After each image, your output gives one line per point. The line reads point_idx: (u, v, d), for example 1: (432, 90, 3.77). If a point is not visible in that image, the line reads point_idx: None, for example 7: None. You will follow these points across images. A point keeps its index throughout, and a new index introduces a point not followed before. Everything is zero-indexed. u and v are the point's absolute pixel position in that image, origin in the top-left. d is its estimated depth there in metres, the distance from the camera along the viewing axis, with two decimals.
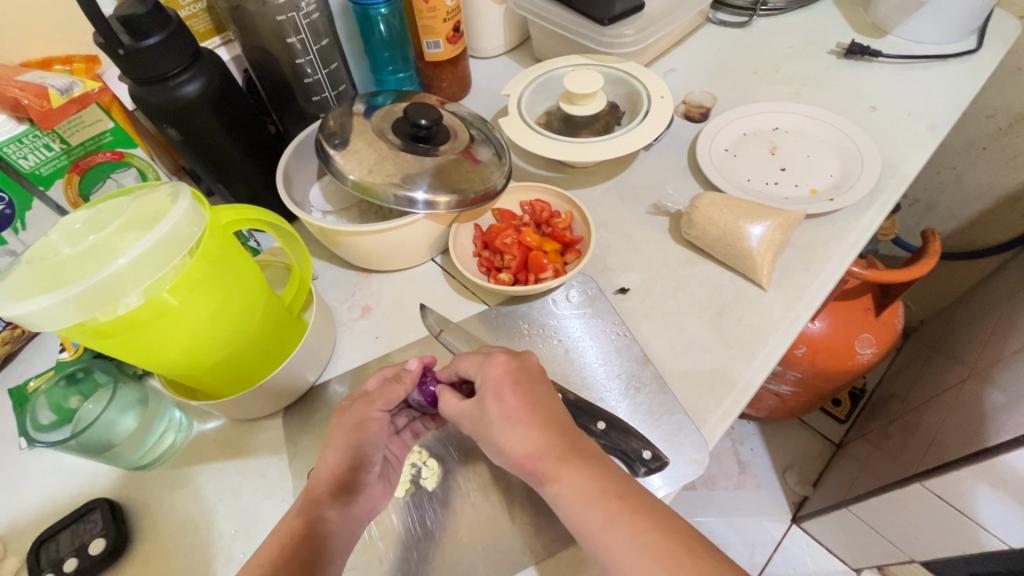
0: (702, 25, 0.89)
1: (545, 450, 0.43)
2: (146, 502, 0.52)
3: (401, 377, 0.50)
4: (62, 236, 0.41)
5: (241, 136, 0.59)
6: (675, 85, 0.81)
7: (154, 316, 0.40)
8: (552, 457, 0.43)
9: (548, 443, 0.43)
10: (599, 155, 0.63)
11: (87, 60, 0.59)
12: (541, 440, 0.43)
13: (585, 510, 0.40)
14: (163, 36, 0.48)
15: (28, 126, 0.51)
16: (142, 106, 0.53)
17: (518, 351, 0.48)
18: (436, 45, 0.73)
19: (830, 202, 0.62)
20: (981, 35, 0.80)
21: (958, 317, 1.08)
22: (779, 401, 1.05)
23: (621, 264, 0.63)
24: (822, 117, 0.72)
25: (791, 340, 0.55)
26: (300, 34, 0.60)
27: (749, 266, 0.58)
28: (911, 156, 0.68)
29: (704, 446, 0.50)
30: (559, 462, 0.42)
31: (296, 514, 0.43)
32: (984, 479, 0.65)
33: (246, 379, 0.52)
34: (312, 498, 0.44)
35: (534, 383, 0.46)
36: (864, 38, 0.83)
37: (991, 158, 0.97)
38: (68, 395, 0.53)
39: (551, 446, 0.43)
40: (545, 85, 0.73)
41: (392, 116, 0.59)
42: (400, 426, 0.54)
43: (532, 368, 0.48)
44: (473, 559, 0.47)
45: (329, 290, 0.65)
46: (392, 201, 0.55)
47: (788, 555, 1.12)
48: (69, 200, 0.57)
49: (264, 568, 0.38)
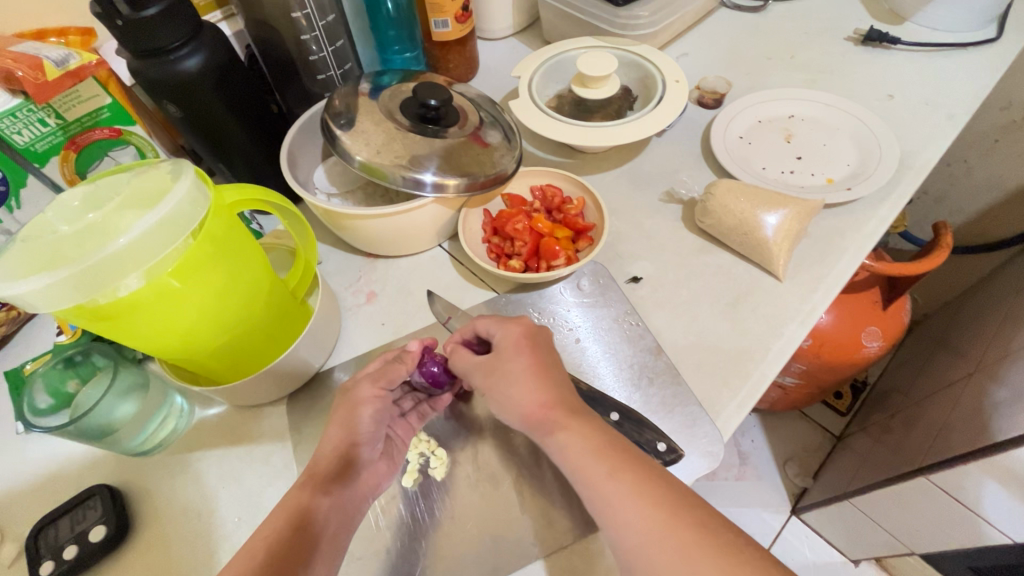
0: (716, 9, 0.87)
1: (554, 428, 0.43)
2: (147, 489, 0.51)
3: (402, 357, 0.50)
4: (58, 213, 0.39)
5: (243, 113, 0.57)
6: (688, 69, 0.79)
7: (156, 299, 0.38)
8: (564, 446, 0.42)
9: (562, 434, 0.42)
10: (613, 140, 0.61)
11: (83, 32, 0.57)
12: (554, 429, 0.42)
13: (599, 500, 0.39)
14: (162, 6, 0.46)
15: (22, 99, 0.49)
16: (141, 81, 0.51)
17: (523, 333, 0.47)
18: (444, 24, 0.70)
19: (848, 191, 0.61)
20: (1001, 23, 0.78)
21: (964, 311, 1.07)
22: (782, 393, 1.05)
23: (633, 253, 0.62)
24: (839, 104, 0.70)
25: (807, 332, 0.54)
26: (305, 8, 0.58)
27: (765, 255, 0.57)
28: (929, 146, 0.67)
29: (719, 438, 0.49)
30: (572, 452, 0.41)
31: (300, 488, 0.42)
32: (992, 474, 0.64)
33: (249, 364, 0.51)
34: (316, 477, 0.43)
35: (547, 371, 0.45)
36: (881, 25, 0.81)
37: (1004, 151, 0.96)
38: (66, 378, 0.52)
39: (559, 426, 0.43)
40: (556, 68, 0.71)
41: (400, 95, 0.58)
42: (406, 409, 0.52)
43: (544, 356, 0.47)
44: (482, 549, 0.47)
45: (334, 275, 0.64)
46: (400, 182, 0.53)
47: (786, 545, 1.12)
48: (64, 177, 0.55)
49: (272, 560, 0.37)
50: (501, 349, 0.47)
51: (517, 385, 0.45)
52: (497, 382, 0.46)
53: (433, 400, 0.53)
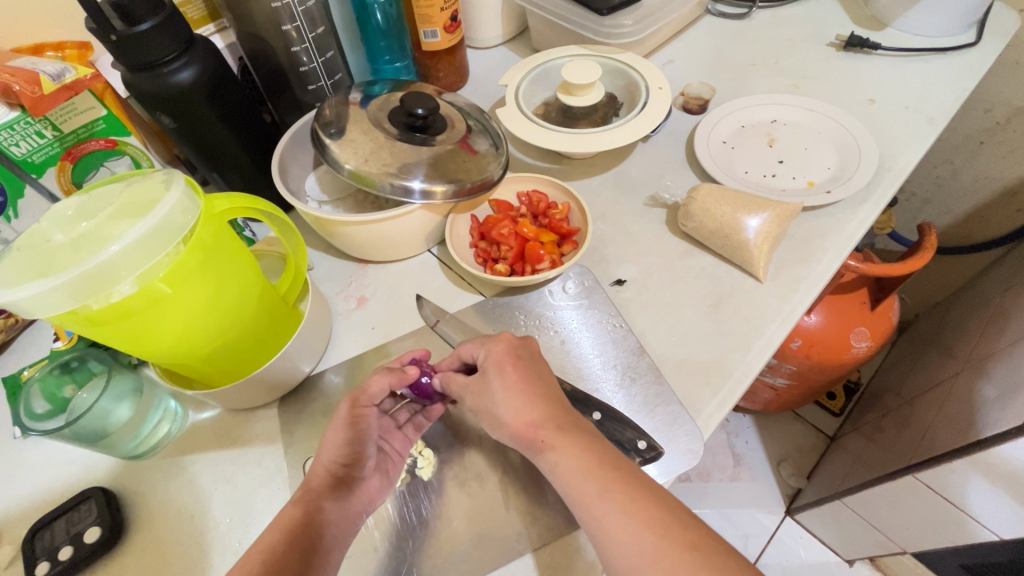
0: (701, 16, 0.89)
1: (534, 435, 0.44)
2: (141, 492, 0.52)
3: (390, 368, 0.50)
4: (53, 222, 0.41)
5: (236, 124, 0.58)
6: (673, 76, 0.80)
7: (147, 304, 0.39)
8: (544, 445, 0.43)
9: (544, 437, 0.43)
10: (597, 146, 0.63)
11: (79, 46, 0.58)
12: (540, 436, 0.43)
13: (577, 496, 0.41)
14: (155, 21, 0.47)
15: (20, 112, 0.50)
16: (136, 94, 0.52)
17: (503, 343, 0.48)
18: (433, 34, 0.72)
19: (828, 194, 0.62)
20: (981, 28, 0.79)
21: (953, 311, 1.08)
22: (774, 394, 1.06)
23: (618, 256, 0.63)
24: (821, 109, 0.71)
25: (787, 332, 0.55)
26: (295, 21, 0.60)
27: (746, 258, 0.58)
28: (908, 149, 0.68)
29: (700, 436, 0.50)
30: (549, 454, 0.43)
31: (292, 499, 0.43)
32: (976, 471, 0.65)
33: (241, 368, 0.52)
34: (311, 492, 0.44)
35: (529, 372, 0.47)
36: (863, 31, 0.83)
37: (990, 153, 0.97)
38: (62, 384, 0.53)
39: (542, 428, 0.44)
40: (543, 76, 0.73)
41: (389, 105, 0.59)
42: (402, 421, 0.53)
43: (527, 363, 0.48)
44: (468, 547, 0.48)
45: (325, 280, 0.65)
46: (388, 190, 0.54)
47: (781, 546, 1.13)
48: (62, 188, 0.57)
49: (263, 561, 0.38)
50: (486, 355, 0.48)
51: (500, 386, 0.46)
52: (481, 384, 0.47)
53: (428, 410, 0.53)
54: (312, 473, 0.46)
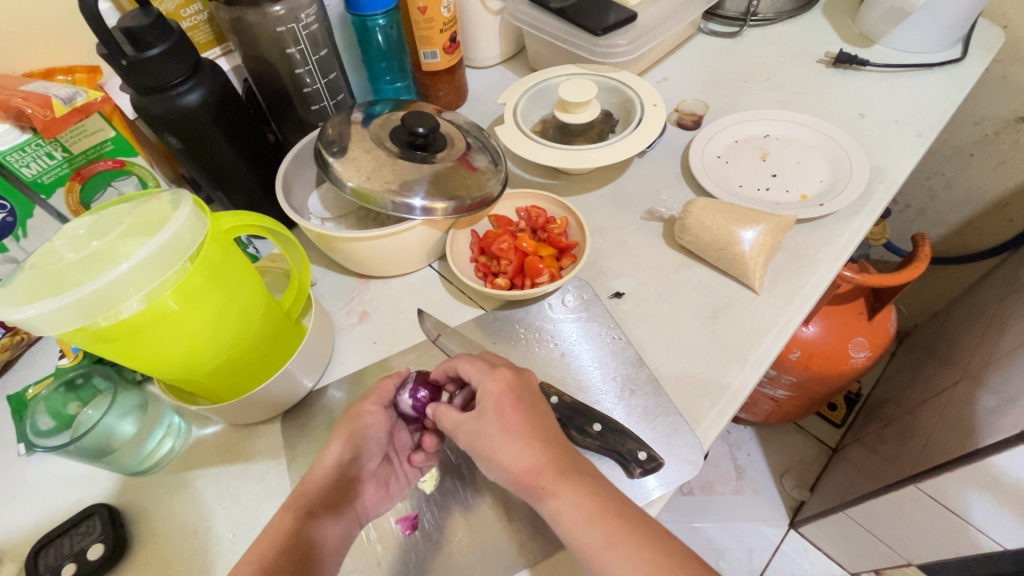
0: (694, 35, 0.91)
1: (548, 455, 0.43)
2: (145, 508, 0.52)
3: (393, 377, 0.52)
4: (65, 242, 0.42)
5: (241, 143, 0.60)
6: (667, 93, 0.82)
7: (154, 322, 0.40)
8: (556, 475, 0.42)
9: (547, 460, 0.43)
10: (593, 161, 0.64)
11: (89, 70, 0.59)
12: (552, 482, 0.41)
13: (582, 523, 0.40)
14: (164, 46, 0.49)
15: (31, 134, 0.51)
16: (144, 116, 0.54)
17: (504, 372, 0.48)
18: (433, 55, 0.74)
19: (820, 207, 0.64)
20: (966, 44, 0.81)
21: (951, 320, 1.09)
22: (774, 406, 1.06)
23: (616, 269, 0.64)
24: (812, 124, 0.73)
25: (783, 343, 0.56)
26: (299, 44, 0.62)
27: (742, 270, 0.59)
28: (898, 162, 0.69)
29: (699, 446, 0.50)
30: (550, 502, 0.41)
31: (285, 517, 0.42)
32: (979, 479, 0.65)
33: (245, 383, 0.52)
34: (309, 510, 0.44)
35: (525, 401, 0.46)
36: (851, 48, 0.85)
37: (980, 164, 0.99)
38: (67, 402, 0.54)
39: (550, 456, 0.43)
40: (540, 94, 0.74)
41: (390, 124, 0.60)
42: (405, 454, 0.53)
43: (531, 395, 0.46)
44: (471, 560, 0.48)
45: (328, 295, 0.66)
46: (390, 207, 0.55)
47: (786, 560, 1.12)
48: (70, 208, 0.58)
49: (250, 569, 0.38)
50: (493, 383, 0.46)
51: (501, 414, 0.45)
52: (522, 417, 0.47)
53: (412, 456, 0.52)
54: (308, 478, 0.46)
